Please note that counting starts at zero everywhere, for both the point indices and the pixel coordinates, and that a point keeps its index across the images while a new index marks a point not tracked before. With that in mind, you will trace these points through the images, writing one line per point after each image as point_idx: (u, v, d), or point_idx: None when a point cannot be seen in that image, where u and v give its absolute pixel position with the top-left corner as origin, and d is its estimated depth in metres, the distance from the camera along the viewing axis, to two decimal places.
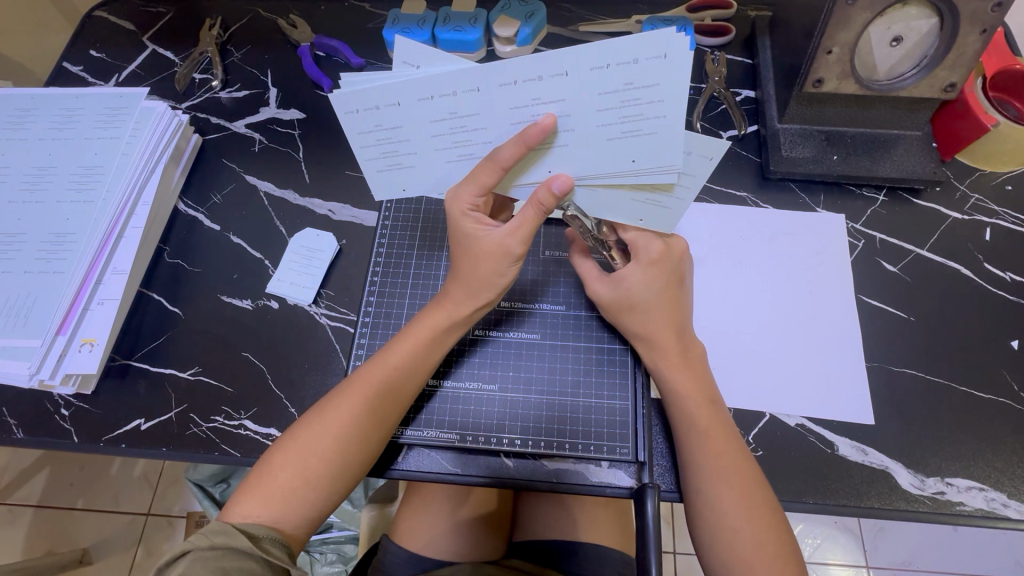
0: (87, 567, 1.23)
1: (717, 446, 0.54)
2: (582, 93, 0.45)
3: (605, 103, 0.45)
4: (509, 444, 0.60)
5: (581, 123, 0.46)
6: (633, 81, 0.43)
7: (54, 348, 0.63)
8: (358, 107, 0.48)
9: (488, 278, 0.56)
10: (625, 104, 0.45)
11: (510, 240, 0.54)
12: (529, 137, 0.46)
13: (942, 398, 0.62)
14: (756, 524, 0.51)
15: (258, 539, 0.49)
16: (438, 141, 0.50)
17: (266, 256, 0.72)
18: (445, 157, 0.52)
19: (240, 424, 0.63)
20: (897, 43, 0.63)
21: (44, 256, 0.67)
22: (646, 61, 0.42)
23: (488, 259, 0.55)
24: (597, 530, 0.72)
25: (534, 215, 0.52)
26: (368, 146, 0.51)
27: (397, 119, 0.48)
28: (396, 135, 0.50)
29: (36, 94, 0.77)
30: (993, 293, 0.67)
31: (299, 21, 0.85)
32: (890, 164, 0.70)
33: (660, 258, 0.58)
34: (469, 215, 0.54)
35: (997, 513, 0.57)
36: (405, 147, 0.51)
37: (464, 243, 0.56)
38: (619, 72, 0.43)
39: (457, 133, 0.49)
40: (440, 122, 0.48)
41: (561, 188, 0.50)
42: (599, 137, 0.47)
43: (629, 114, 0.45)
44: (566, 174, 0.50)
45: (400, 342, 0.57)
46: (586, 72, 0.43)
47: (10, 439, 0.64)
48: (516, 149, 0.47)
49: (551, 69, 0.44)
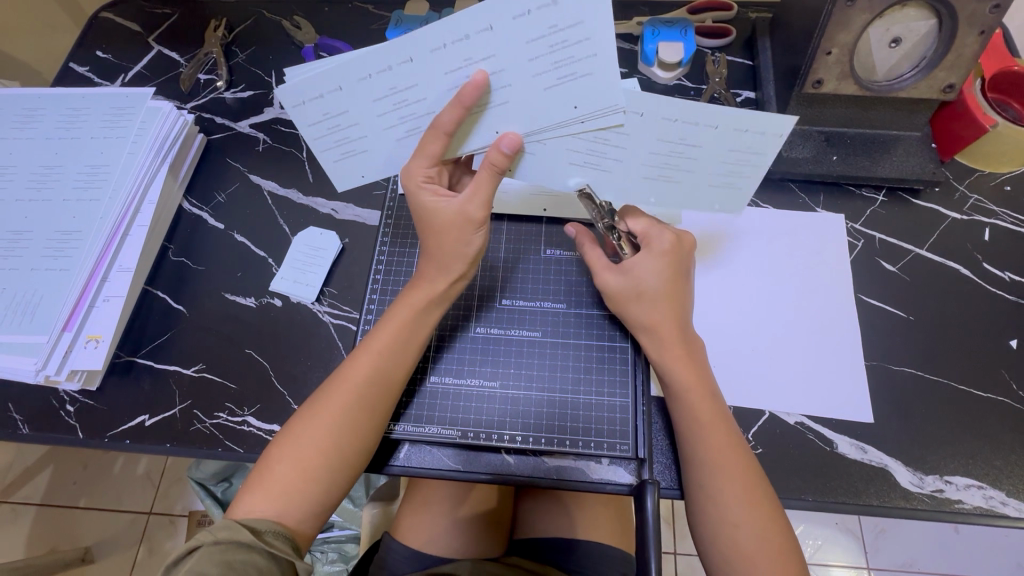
0: (89, 565, 1.23)
1: (717, 440, 0.54)
2: (511, 44, 0.47)
3: (537, 51, 0.47)
4: (510, 440, 0.60)
5: (517, 75, 0.48)
6: (559, 24, 0.45)
7: (60, 344, 0.63)
8: (302, 99, 0.51)
9: (455, 249, 0.56)
10: (555, 49, 0.47)
11: (468, 205, 0.54)
12: (462, 96, 0.48)
13: (940, 396, 0.62)
14: (756, 517, 0.51)
15: (260, 533, 0.50)
16: (385, 117, 0.52)
17: (270, 254, 0.73)
18: (395, 132, 0.54)
19: (244, 421, 0.64)
20: (896, 44, 0.63)
21: (50, 253, 0.67)
22: (565, 2, 0.44)
23: (451, 227, 0.55)
24: (597, 528, 0.72)
25: (488, 176, 0.53)
26: (321, 136, 0.54)
27: (342, 103, 0.51)
28: (345, 120, 0.53)
29: (43, 94, 0.77)
30: (993, 293, 0.67)
31: (303, 23, 0.86)
32: (889, 164, 0.71)
33: (671, 250, 0.59)
34: (425, 186, 0.54)
35: (996, 511, 0.57)
36: (356, 130, 0.54)
37: (420, 214, 0.56)
38: (540, 16, 0.45)
39: (401, 108, 0.52)
40: (380, 102, 0.51)
41: (510, 146, 0.51)
42: (537, 87, 0.49)
43: (561, 59, 0.47)
44: (513, 132, 0.52)
45: (386, 323, 0.58)
46: (509, 21, 0.45)
47: (16, 435, 0.64)
48: (454, 112, 0.49)
49: (474, 26, 0.46)
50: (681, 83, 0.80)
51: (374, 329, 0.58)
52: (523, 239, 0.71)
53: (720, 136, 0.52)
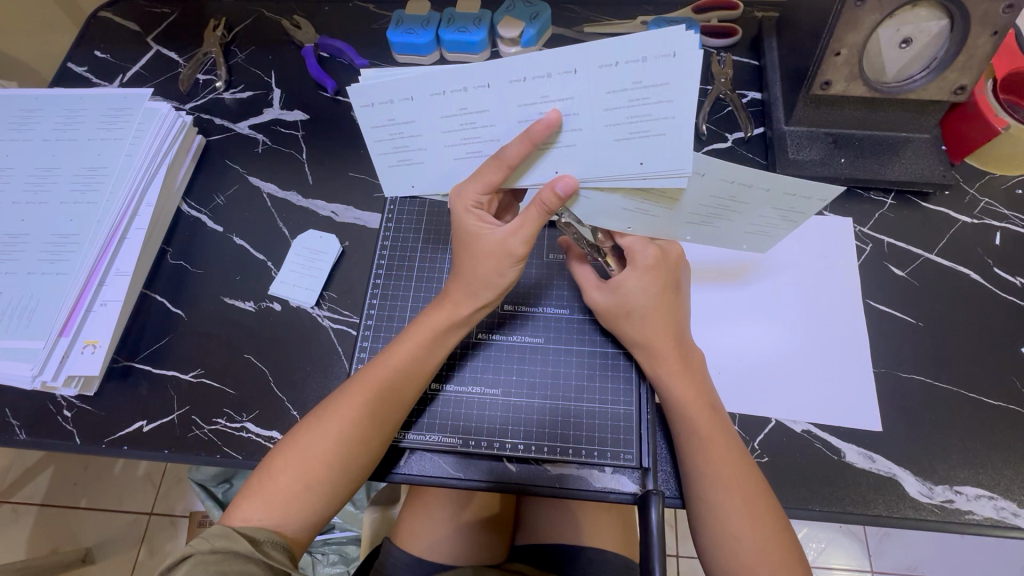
0: (90, 566, 1.23)
1: (720, 452, 0.53)
2: (591, 90, 0.44)
3: (615, 102, 0.44)
4: (512, 449, 0.59)
5: (589, 122, 0.46)
6: (644, 80, 0.43)
7: (57, 349, 0.63)
8: (372, 101, 0.47)
9: (488, 279, 0.55)
10: (633, 104, 0.44)
11: (512, 240, 0.53)
12: (534, 133, 0.46)
13: (950, 404, 0.61)
14: (759, 530, 0.50)
15: (259, 543, 0.49)
16: (448, 135, 0.50)
17: (269, 258, 0.72)
18: (454, 152, 0.51)
19: (242, 427, 0.63)
20: (907, 45, 0.62)
21: (47, 257, 0.67)
22: (655, 60, 0.42)
23: (488, 257, 0.54)
24: (600, 535, 0.71)
25: (537, 214, 0.51)
26: (381, 140, 0.51)
27: (410, 114, 0.48)
28: (409, 129, 0.49)
29: (41, 95, 0.77)
30: (1004, 298, 0.66)
31: (302, 22, 0.85)
32: (899, 167, 0.69)
33: (655, 264, 0.58)
34: (473, 211, 0.53)
35: (1007, 522, 0.56)
36: (417, 142, 0.51)
37: (463, 238, 0.55)
38: (630, 69, 0.43)
39: (465, 130, 0.49)
40: (449, 117, 0.48)
41: (566, 189, 0.49)
42: (606, 137, 0.47)
43: (637, 114, 0.45)
44: (572, 176, 0.49)
45: (401, 341, 0.57)
46: (595, 69, 0.43)
47: (13, 440, 0.64)
48: (522, 146, 0.47)
49: (559, 67, 0.43)
50: None
51: (391, 345, 0.58)
52: None
53: (767, 197, 0.53)
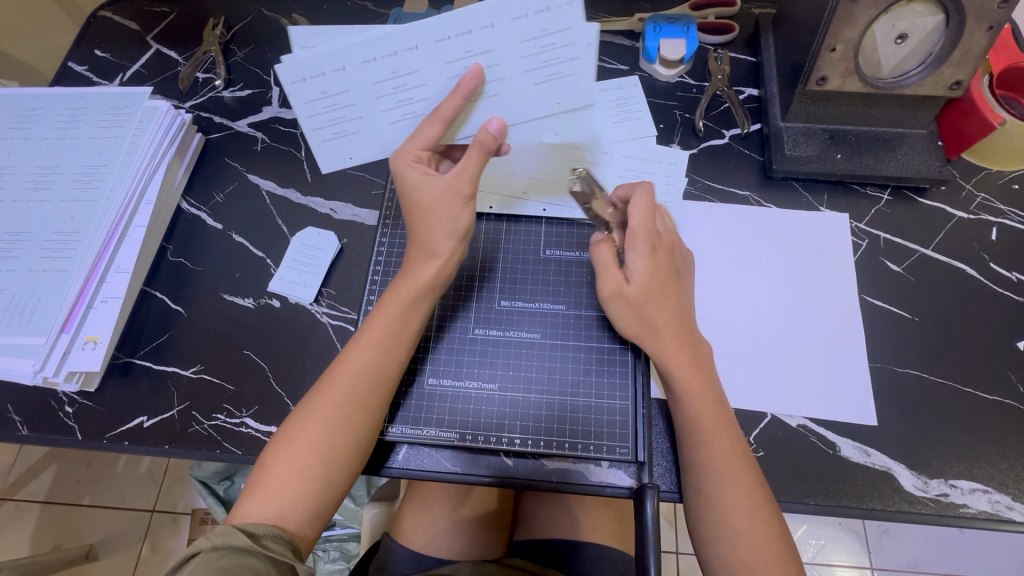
0: (93, 563, 1.24)
1: (720, 445, 0.53)
2: (508, 41, 0.48)
3: (530, 50, 0.49)
4: (508, 443, 0.60)
5: (510, 70, 0.50)
6: (550, 26, 0.47)
7: (58, 345, 0.63)
8: (302, 77, 0.50)
9: (443, 227, 0.55)
10: (546, 49, 0.49)
11: (458, 181, 0.53)
12: (463, 86, 0.49)
13: (945, 398, 0.61)
14: (757, 523, 0.51)
15: (258, 537, 0.49)
16: (382, 101, 0.52)
17: (268, 255, 0.72)
18: (391, 117, 0.54)
19: (242, 423, 0.64)
20: (902, 41, 0.62)
21: (48, 255, 0.67)
22: (559, 8, 0.46)
23: (437, 207, 0.54)
24: (597, 530, 0.72)
25: (477, 155, 0.53)
26: (317, 116, 0.54)
27: (343, 84, 0.51)
28: (345, 101, 0.52)
29: (41, 94, 0.77)
30: (1000, 293, 0.66)
31: (300, 21, 0.86)
32: (895, 163, 0.70)
33: (654, 250, 0.59)
34: (414, 164, 0.53)
35: (1002, 516, 0.57)
36: (353, 112, 0.53)
37: (409, 195, 0.55)
38: (539, 18, 0.47)
39: (400, 92, 0.52)
40: (381, 83, 0.51)
41: (498, 129, 0.52)
42: (527, 83, 0.51)
43: (550, 60, 0.49)
44: (499, 118, 0.53)
45: (376, 317, 0.58)
46: (509, 21, 0.47)
47: (15, 436, 0.64)
48: (455, 100, 0.50)
49: (478, 22, 0.47)
50: (683, 80, 0.79)
51: (367, 320, 0.59)
52: (522, 240, 0.70)
53: None
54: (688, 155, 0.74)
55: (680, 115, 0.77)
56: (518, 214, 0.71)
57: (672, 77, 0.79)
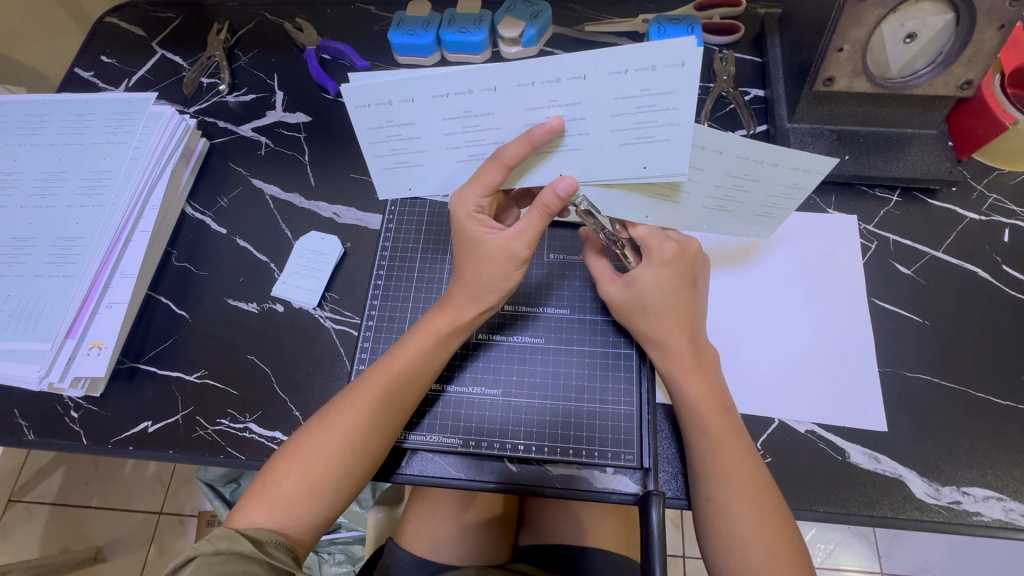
0: (101, 564, 1.25)
1: (729, 452, 0.53)
2: (600, 96, 0.45)
3: (623, 108, 0.46)
4: (512, 449, 0.59)
5: (594, 125, 0.47)
6: (652, 87, 0.44)
7: (63, 351, 0.63)
8: (368, 102, 0.47)
9: (492, 282, 0.55)
10: (640, 110, 0.46)
11: (515, 243, 0.54)
12: (534, 136, 0.47)
13: (956, 403, 0.60)
14: (766, 530, 0.50)
15: (261, 543, 0.49)
16: (449, 138, 0.50)
17: (271, 259, 0.72)
18: (456, 154, 0.52)
19: (245, 427, 0.64)
20: (911, 40, 0.61)
21: (54, 260, 0.68)
22: (666, 69, 0.43)
23: (490, 261, 0.55)
24: (603, 536, 0.71)
25: (540, 216, 0.52)
26: (377, 142, 0.51)
27: (409, 115, 0.48)
28: (408, 131, 0.50)
29: (48, 100, 0.78)
30: (1013, 297, 0.65)
31: (305, 25, 0.85)
32: (905, 163, 0.69)
33: (674, 259, 0.58)
34: (475, 217, 0.54)
35: (1016, 524, 0.55)
36: (415, 144, 0.51)
37: (466, 244, 0.56)
38: (639, 77, 0.44)
39: (470, 132, 0.49)
40: (451, 120, 0.49)
41: (566, 190, 0.50)
42: (612, 142, 0.48)
43: (644, 121, 0.46)
44: (571, 176, 0.51)
45: (406, 345, 0.57)
46: (604, 76, 0.44)
47: (21, 441, 0.65)
48: (521, 147, 0.48)
49: (569, 72, 0.44)
50: None
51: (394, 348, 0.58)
52: None
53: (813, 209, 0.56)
54: None
55: None
56: None
57: None
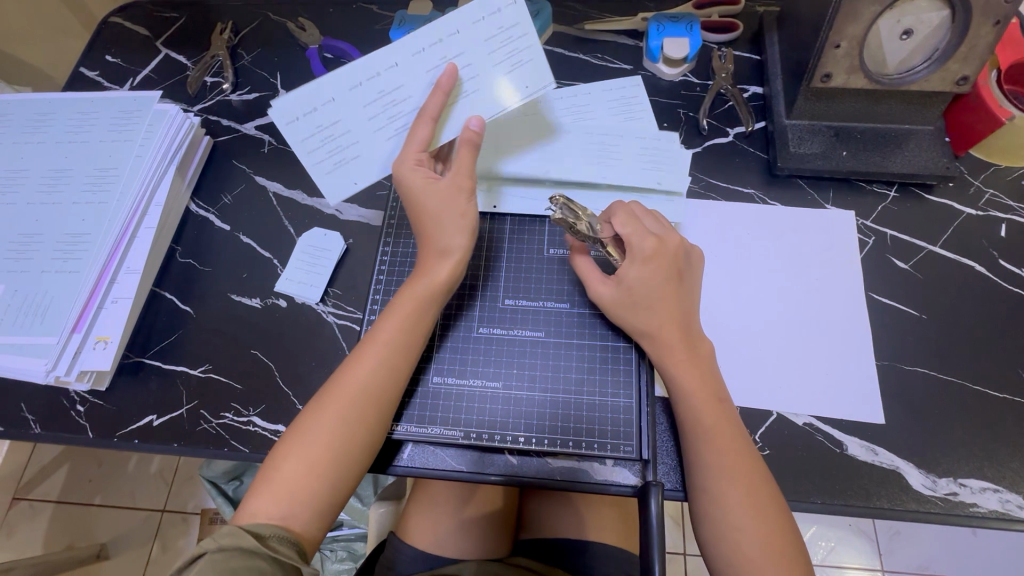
0: (104, 562, 1.25)
1: (727, 443, 0.53)
2: (472, 44, 0.59)
3: (491, 45, 0.60)
4: (512, 440, 0.60)
5: (474, 54, 0.56)
6: (499, 27, 0.59)
7: (69, 345, 0.64)
8: (297, 115, 0.59)
9: (454, 219, 0.59)
10: (501, 42, 0.58)
11: (458, 179, 0.59)
12: (443, 84, 0.58)
13: (953, 396, 0.61)
14: (762, 521, 0.51)
15: (264, 538, 0.49)
16: (372, 120, 0.60)
17: (274, 255, 0.73)
18: (385, 133, 0.61)
19: (249, 421, 0.64)
20: (908, 36, 0.62)
21: (61, 255, 0.68)
22: (501, 7, 0.57)
23: (444, 202, 0.59)
24: (603, 530, 0.72)
25: (470, 154, 0.60)
26: (315, 150, 0.60)
27: (336, 113, 0.59)
28: (339, 130, 0.60)
29: (54, 98, 0.78)
30: (1009, 291, 0.65)
31: (307, 24, 0.86)
32: (901, 160, 0.69)
33: (655, 254, 0.59)
34: (418, 168, 0.59)
35: (1012, 515, 0.56)
36: (348, 140, 0.60)
37: (413, 199, 0.59)
38: (489, 22, 0.59)
39: (388, 109, 0.60)
40: (372, 104, 0.60)
41: (479, 123, 0.59)
42: (493, 69, 0.60)
43: (506, 50, 0.60)
44: (477, 116, 0.60)
45: (385, 322, 0.58)
46: (470, 35, 0.59)
47: (28, 434, 0.65)
48: (436, 95, 0.58)
49: (446, 32, 0.59)
50: (686, 79, 0.79)
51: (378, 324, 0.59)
52: (524, 240, 0.70)
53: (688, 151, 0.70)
54: (692, 153, 0.74)
55: (683, 113, 0.77)
56: (521, 213, 0.71)
57: (674, 76, 0.79)
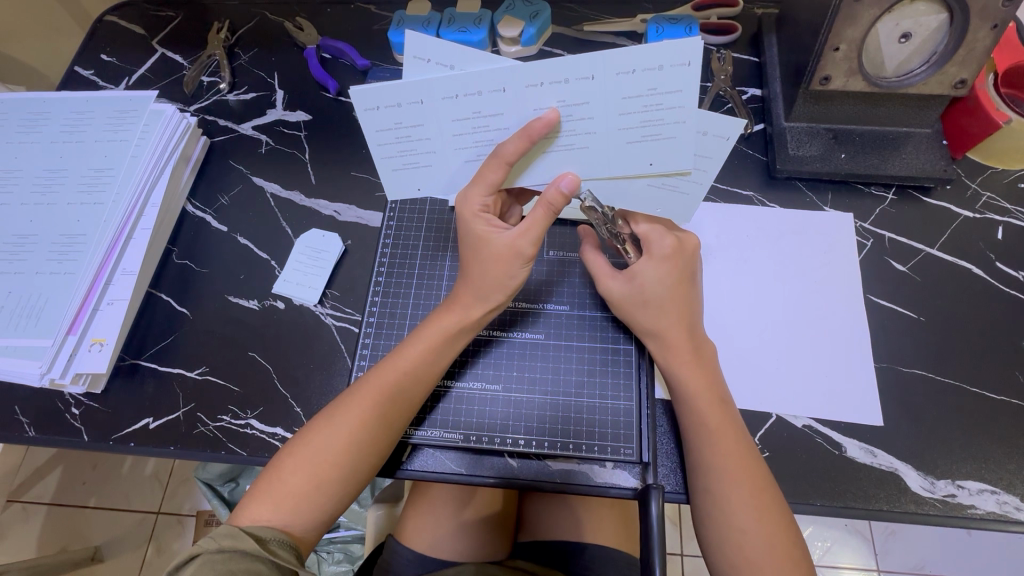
0: (98, 564, 1.24)
1: (727, 445, 0.53)
2: (607, 97, 0.46)
3: (630, 107, 0.46)
4: (512, 444, 0.60)
5: (602, 124, 0.48)
6: (658, 87, 0.45)
7: (65, 347, 0.63)
8: (377, 104, 0.48)
9: (497, 280, 0.56)
10: (647, 109, 0.46)
11: (521, 241, 0.54)
12: (533, 130, 0.47)
13: (950, 398, 0.61)
14: (765, 522, 0.51)
15: (265, 541, 0.49)
16: (458, 139, 0.51)
17: (272, 256, 0.73)
18: (464, 154, 0.52)
19: (247, 424, 0.64)
20: (905, 39, 0.62)
21: (56, 257, 0.68)
22: (671, 68, 0.44)
23: (499, 260, 0.55)
24: (603, 532, 0.72)
25: (544, 215, 0.52)
26: (386, 144, 0.52)
27: (418, 117, 0.49)
28: (417, 133, 0.50)
29: (49, 98, 0.78)
30: (1006, 293, 0.65)
31: (305, 24, 0.86)
32: (900, 162, 0.69)
33: (673, 254, 0.58)
34: (481, 215, 0.54)
35: (1010, 516, 0.56)
36: (424, 146, 0.51)
37: (472, 242, 0.56)
38: (646, 77, 0.44)
39: (477, 132, 0.50)
40: (460, 121, 0.49)
41: (570, 186, 0.51)
42: (619, 139, 0.49)
43: (651, 118, 0.47)
44: (573, 173, 0.51)
45: (414, 345, 0.57)
46: (613, 76, 0.44)
47: (22, 437, 0.65)
48: (520, 143, 0.48)
49: (577, 73, 0.44)
50: None
51: (400, 347, 0.58)
52: None
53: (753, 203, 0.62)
54: None
55: None
56: None
57: None
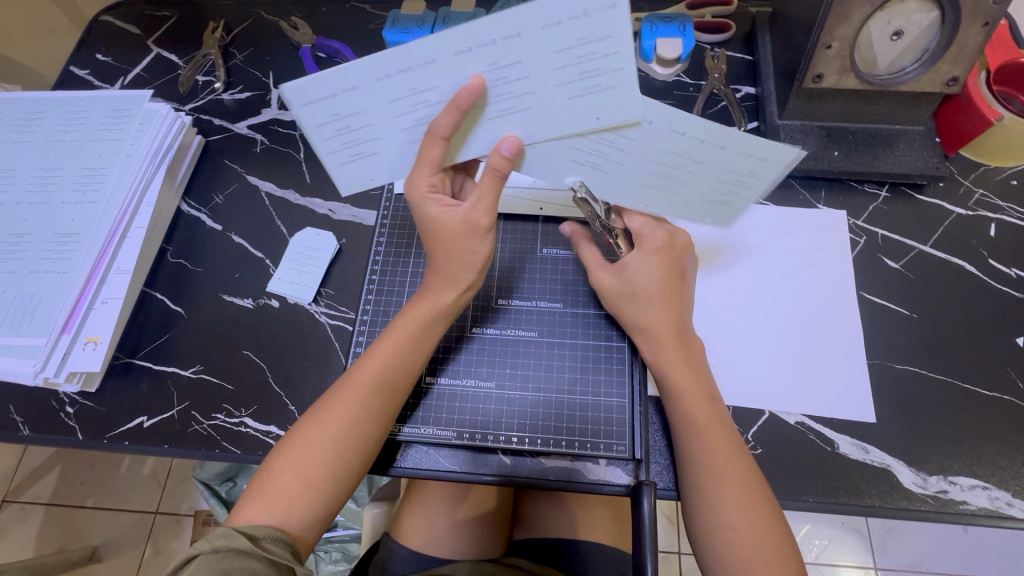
0: (97, 564, 1.25)
1: (716, 442, 0.53)
2: (540, 56, 0.44)
3: (562, 65, 0.44)
4: (505, 441, 0.60)
5: (541, 87, 0.46)
6: (574, 37, 0.42)
7: (58, 346, 0.64)
8: (312, 98, 0.47)
9: (461, 258, 0.56)
10: (585, 66, 0.44)
11: (474, 213, 0.54)
12: (460, 101, 0.46)
13: (942, 394, 0.61)
14: (753, 519, 0.51)
15: (258, 539, 0.49)
16: (400, 120, 0.50)
17: (267, 256, 0.73)
18: (408, 134, 0.51)
19: (241, 422, 0.64)
20: (898, 37, 0.62)
21: (50, 256, 0.68)
22: (598, 12, 0.41)
23: (456, 237, 0.55)
24: (598, 530, 0.72)
25: (492, 182, 0.52)
26: (329, 137, 0.51)
27: (355, 104, 0.48)
28: (357, 121, 0.49)
29: (43, 97, 0.78)
30: (998, 290, 0.66)
31: (299, 23, 0.85)
32: (892, 160, 0.69)
33: (663, 248, 0.59)
34: (430, 196, 0.54)
35: (1002, 512, 0.56)
36: (368, 132, 0.51)
37: (429, 225, 0.56)
38: (564, 28, 0.42)
39: (418, 108, 0.49)
40: (400, 101, 0.48)
41: (511, 149, 0.50)
42: (561, 100, 0.47)
43: (588, 73, 0.45)
44: (514, 135, 0.50)
45: (385, 337, 0.57)
46: (538, 32, 0.42)
47: (16, 437, 0.65)
48: (450, 116, 0.47)
49: (476, 37, 0.43)
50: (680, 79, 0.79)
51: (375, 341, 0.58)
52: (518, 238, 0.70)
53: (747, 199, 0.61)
54: None
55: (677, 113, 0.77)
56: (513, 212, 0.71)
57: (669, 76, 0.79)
